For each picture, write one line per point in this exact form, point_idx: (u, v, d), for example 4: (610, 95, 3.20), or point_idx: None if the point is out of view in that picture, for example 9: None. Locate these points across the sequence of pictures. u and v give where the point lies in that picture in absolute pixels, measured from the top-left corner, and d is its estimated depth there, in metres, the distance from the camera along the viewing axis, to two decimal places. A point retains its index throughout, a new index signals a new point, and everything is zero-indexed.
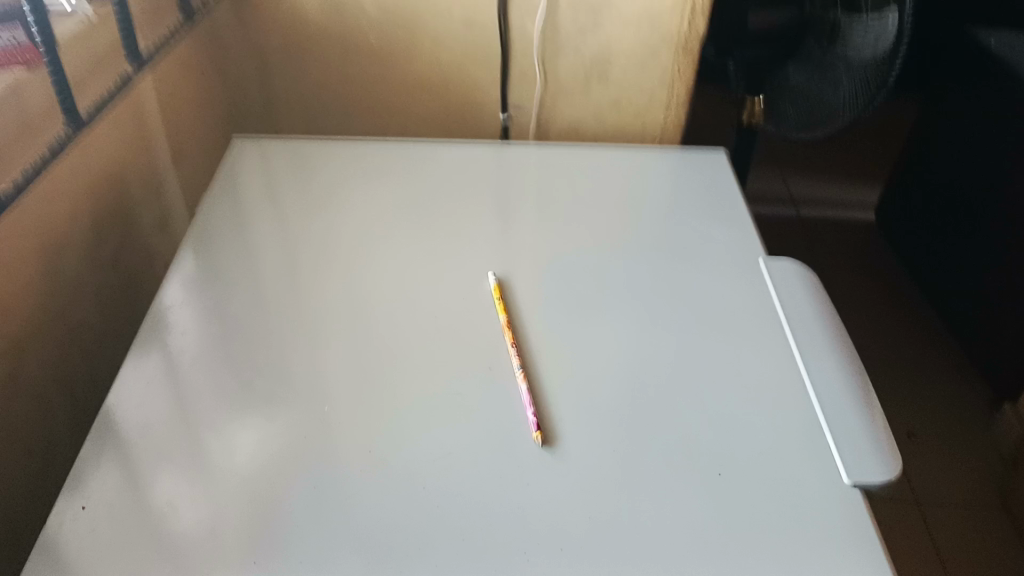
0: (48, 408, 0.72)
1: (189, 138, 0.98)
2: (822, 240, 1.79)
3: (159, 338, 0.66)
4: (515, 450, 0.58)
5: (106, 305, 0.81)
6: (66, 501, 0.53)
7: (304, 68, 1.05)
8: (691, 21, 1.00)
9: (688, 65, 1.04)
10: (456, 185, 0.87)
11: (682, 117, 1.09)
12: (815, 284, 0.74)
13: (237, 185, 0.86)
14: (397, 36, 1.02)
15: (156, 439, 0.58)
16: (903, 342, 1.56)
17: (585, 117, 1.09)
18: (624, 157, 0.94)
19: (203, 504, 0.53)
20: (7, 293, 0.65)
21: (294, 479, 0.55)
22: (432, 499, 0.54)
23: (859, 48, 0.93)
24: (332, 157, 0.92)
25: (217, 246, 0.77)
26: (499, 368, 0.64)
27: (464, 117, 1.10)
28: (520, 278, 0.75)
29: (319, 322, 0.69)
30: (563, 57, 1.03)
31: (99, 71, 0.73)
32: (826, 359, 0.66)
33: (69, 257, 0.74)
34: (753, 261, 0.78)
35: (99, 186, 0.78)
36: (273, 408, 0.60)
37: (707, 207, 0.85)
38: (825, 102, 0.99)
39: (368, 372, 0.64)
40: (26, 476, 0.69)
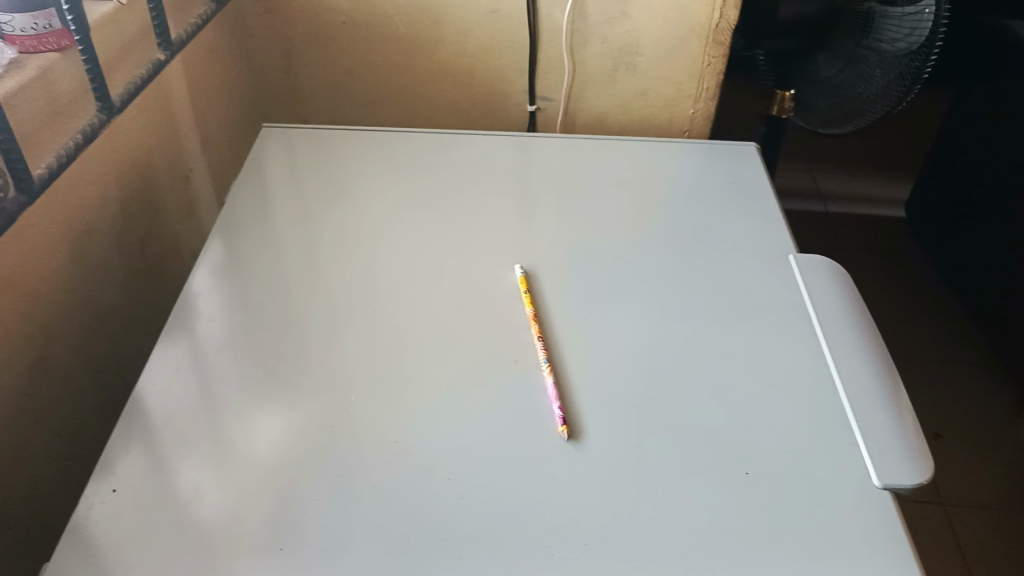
0: (76, 391, 0.72)
1: (213, 125, 0.98)
2: (850, 236, 1.76)
3: (187, 325, 0.66)
4: (539, 443, 0.57)
5: (133, 290, 0.82)
6: (96, 484, 0.54)
7: (330, 57, 1.05)
8: (723, 13, 0.97)
9: (718, 57, 1.02)
10: (481, 176, 0.87)
11: (711, 109, 1.07)
12: (846, 281, 0.73)
13: (265, 173, 0.86)
14: (424, 25, 1.01)
15: (183, 425, 0.58)
16: (930, 340, 1.54)
17: (612, 108, 1.08)
18: (652, 149, 0.93)
19: (229, 491, 0.54)
20: (36, 277, 0.65)
21: (317, 467, 0.55)
22: (455, 491, 0.54)
23: (892, 42, 0.94)
24: (358, 147, 0.91)
25: (245, 234, 0.77)
26: (523, 360, 0.64)
27: (491, 108, 1.09)
28: (546, 271, 0.74)
29: (344, 312, 0.69)
30: (591, 47, 1.02)
31: (127, 56, 0.73)
32: (855, 357, 0.65)
33: (97, 242, 0.74)
34: (781, 257, 0.76)
35: (127, 172, 0.79)
36: (297, 396, 0.61)
37: (735, 201, 0.84)
38: (856, 93, 1.01)
39: (393, 362, 0.64)
40: (55, 458, 0.70)
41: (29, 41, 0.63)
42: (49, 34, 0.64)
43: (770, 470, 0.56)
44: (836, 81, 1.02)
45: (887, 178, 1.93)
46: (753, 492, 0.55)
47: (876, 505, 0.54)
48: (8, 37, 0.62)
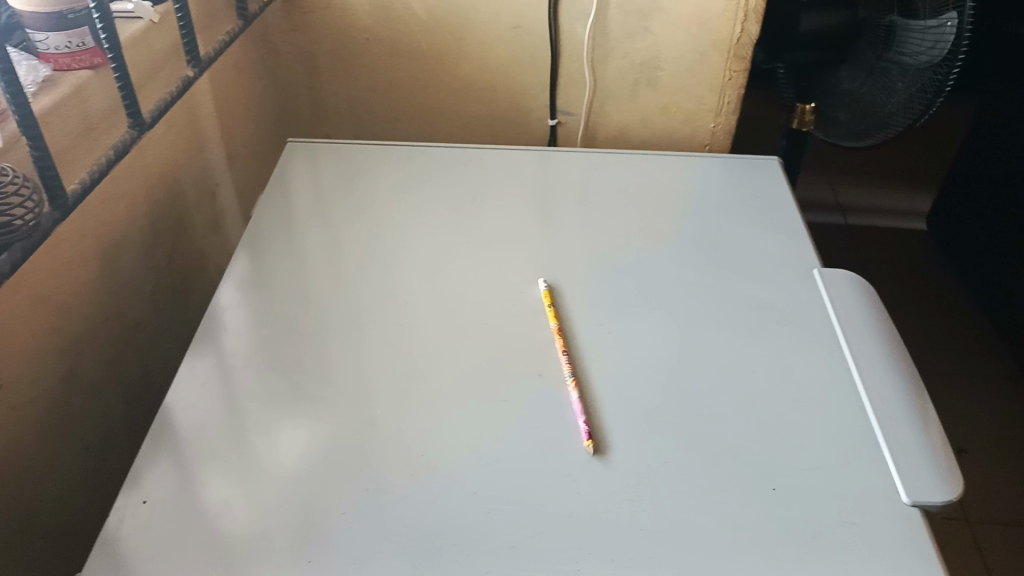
0: (104, 404, 0.73)
1: (238, 140, 0.99)
2: (871, 249, 1.75)
3: (214, 340, 0.67)
4: (563, 458, 0.57)
5: (161, 303, 0.83)
6: (127, 497, 0.55)
7: (354, 72, 1.06)
8: (744, 27, 0.97)
9: (739, 72, 1.02)
10: (503, 190, 0.87)
11: (731, 123, 1.07)
12: (871, 296, 0.72)
13: (290, 188, 0.87)
14: (446, 40, 1.02)
15: (211, 439, 0.59)
16: (955, 355, 1.52)
17: (634, 122, 1.08)
18: (674, 164, 0.93)
19: (257, 504, 0.54)
20: (67, 291, 0.66)
21: (342, 482, 0.56)
22: (481, 505, 0.54)
23: (914, 55, 0.94)
24: (381, 162, 0.92)
25: (270, 249, 0.78)
26: (548, 374, 0.64)
27: (512, 122, 1.10)
28: (571, 285, 0.74)
29: (367, 326, 0.69)
30: (612, 62, 1.02)
31: (156, 73, 0.75)
32: (882, 372, 0.64)
33: (125, 256, 0.75)
34: (805, 271, 0.76)
35: (155, 187, 0.80)
36: (322, 410, 0.61)
37: (759, 216, 0.84)
38: (878, 106, 1.00)
39: (418, 376, 0.64)
40: (84, 470, 0.71)
41: (62, 59, 0.65)
42: (83, 52, 0.66)
43: (797, 486, 0.56)
44: (858, 95, 1.02)
45: (910, 190, 1.92)
46: (780, 508, 0.54)
47: (907, 522, 0.53)
48: (43, 55, 0.64)
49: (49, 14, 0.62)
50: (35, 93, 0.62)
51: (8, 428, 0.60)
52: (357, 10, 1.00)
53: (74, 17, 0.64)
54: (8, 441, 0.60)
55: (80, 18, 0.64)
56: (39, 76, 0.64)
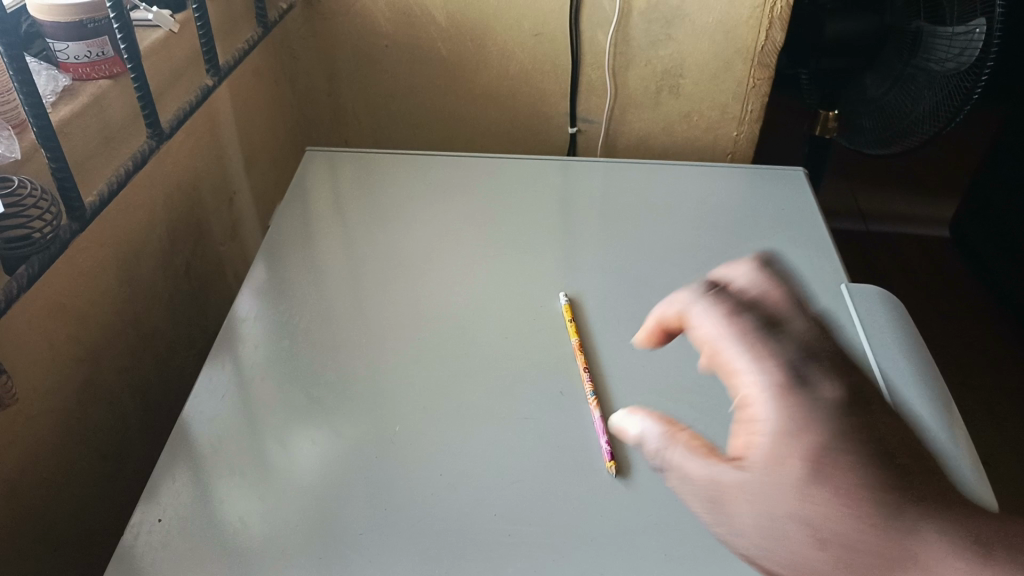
0: (121, 415, 0.73)
1: (257, 148, 0.99)
2: (895, 253, 1.71)
3: (234, 352, 0.66)
4: (587, 480, 0.56)
5: (179, 312, 0.83)
6: (143, 512, 0.54)
7: (373, 79, 1.05)
8: (769, 34, 0.96)
9: (763, 79, 1.01)
10: (523, 200, 0.86)
11: (755, 132, 1.06)
12: (901, 314, 0.71)
13: (308, 197, 0.86)
14: (465, 47, 1.01)
15: (228, 454, 0.58)
16: (982, 361, 1.49)
17: (655, 130, 1.07)
18: (697, 174, 0.92)
19: (273, 522, 0.53)
20: (86, 302, 0.66)
21: (360, 501, 0.54)
22: (503, 528, 0.53)
23: (941, 61, 0.90)
24: (398, 171, 0.91)
25: (289, 259, 0.77)
26: (571, 392, 0.63)
27: (533, 130, 1.09)
28: (592, 298, 0.73)
29: (385, 339, 0.68)
30: (634, 69, 1.01)
31: (176, 82, 0.74)
32: (913, 395, 0.63)
33: (144, 265, 0.75)
34: (832, 286, 0.75)
35: (173, 196, 0.79)
36: (342, 423, 0.60)
37: (785, 229, 0.82)
38: (905, 114, 0.97)
39: (437, 392, 0.63)
40: (101, 482, 0.70)
41: (82, 68, 0.65)
42: (102, 61, 0.66)
43: None
44: (885, 101, 1.00)
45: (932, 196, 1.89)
46: None
47: None
48: (63, 65, 0.64)
49: (69, 23, 0.63)
50: (54, 104, 0.61)
51: (27, 439, 0.60)
52: (376, 17, 0.99)
53: (94, 26, 0.64)
54: (27, 453, 0.60)
55: (101, 27, 0.65)
56: (58, 86, 0.63)
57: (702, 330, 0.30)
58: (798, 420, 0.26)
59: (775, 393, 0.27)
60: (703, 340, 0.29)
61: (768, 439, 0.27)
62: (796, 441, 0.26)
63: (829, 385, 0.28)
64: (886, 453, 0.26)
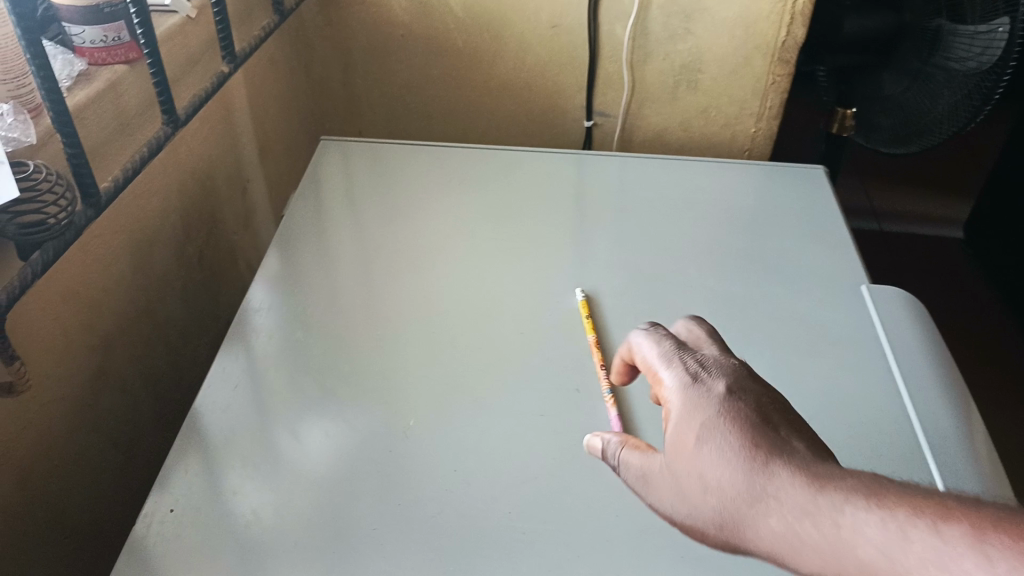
0: (133, 403, 0.72)
1: (271, 136, 0.98)
2: (910, 254, 1.70)
3: (246, 342, 0.66)
4: (604, 478, 0.55)
5: (192, 300, 0.82)
6: (155, 503, 0.53)
7: (388, 69, 1.04)
8: (790, 30, 0.95)
9: (782, 76, 1.00)
10: (539, 194, 0.86)
11: (774, 129, 1.05)
12: (922, 315, 0.70)
13: (322, 187, 0.86)
14: (482, 38, 1.00)
15: (241, 445, 0.57)
16: (996, 365, 1.47)
17: (672, 125, 1.06)
18: (715, 171, 0.91)
19: (285, 514, 0.53)
20: (99, 288, 0.66)
21: (373, 495, 0.54)
22: (518, 526, 0.52)
23: (961, 60, 0.88)
24: (413, 163, 0.91)
25: (302, 250, 0.77)
26: (587, 389, 0.62)
27: (549, 124, 1.08)
28: (609, 294, 0.72)
29: (398, 332, 0.67)
30: (652, 63, 1.00)
31: (192, 70, 0.74)
32: (932, 394, 0.62)
33: (157, 253, 0.74)
34: (853, 287, 0.74)
35: (187, 183, 0.79)
36: (355, 416, 0.60)
37: (804, 227, 0.81)
38: (922, 113, 0.95)
39: (451, 386, 0.62)
40: (113, 469, 0.70)
41: (97, 53, 0.64)
42: (118, 46, 0.65)
43: None
44: (901, 99, 0.98)
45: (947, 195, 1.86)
46: None
47: None
48: (78, 49, 0.64)
49: (87, 8, 0.62)
50: (70, 88, 0.61)
51: (40, 426, 0.60)
52: (393, 6, 0.98)
53: (111, 11, 0.63)
54: (40, 440, 0.60)
55: (117, 12, 0.64)
56: (75, 70, 0.63)
57: (645, 359, 0.48)
58: (695, 405, 0.40)
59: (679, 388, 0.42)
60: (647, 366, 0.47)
61: (675, 419, 0.41)
62: (692, 420, 0.40)
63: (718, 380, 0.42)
64: (766, 421, 0.38)
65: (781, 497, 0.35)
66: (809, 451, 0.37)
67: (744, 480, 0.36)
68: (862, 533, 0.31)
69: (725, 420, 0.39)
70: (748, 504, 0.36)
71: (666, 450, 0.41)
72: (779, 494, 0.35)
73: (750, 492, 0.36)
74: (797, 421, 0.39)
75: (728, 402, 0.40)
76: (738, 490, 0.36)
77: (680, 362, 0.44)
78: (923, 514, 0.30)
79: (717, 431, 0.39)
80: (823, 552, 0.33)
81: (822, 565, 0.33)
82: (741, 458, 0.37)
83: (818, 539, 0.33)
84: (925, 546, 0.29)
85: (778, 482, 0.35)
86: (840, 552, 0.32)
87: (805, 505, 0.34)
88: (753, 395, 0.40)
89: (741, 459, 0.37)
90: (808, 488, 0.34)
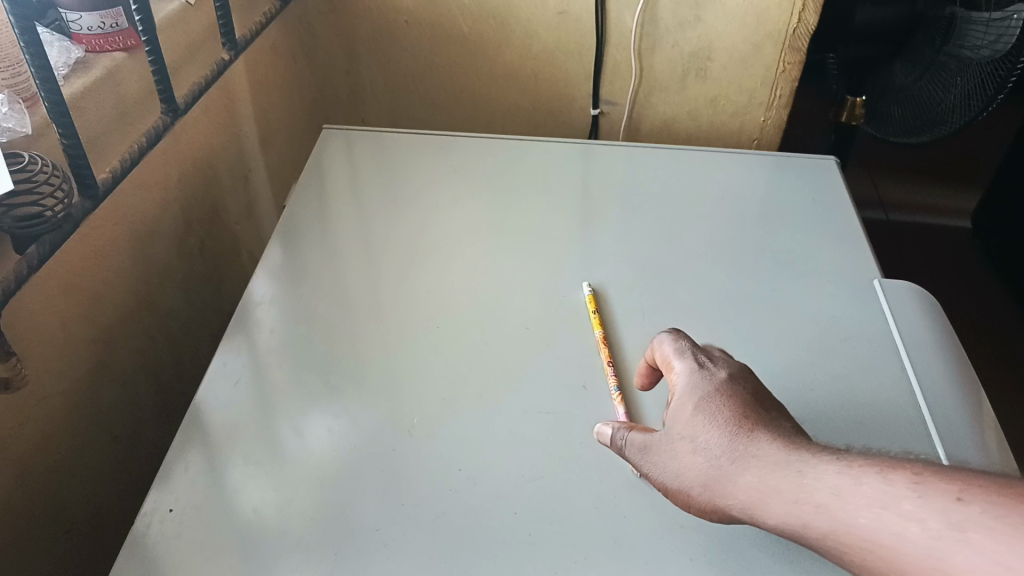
0: (133, 396, 0.71)
1: (273, 124, 0.97)
2: (917, 244, 1.68)
3: (248, 336, 0.65)
4: (612, 477, 0.54)
5: (193, 292, 0.81)
6: (156, 501, 0.52)
7: (391, 56, 1.03)
8: (802, 18, 0.92)
9: (793, 64, 0.98)
10: (545, 186, 0.84)
11: (784, 118, 1.03)
12: (936, 308, 0.69)
13: (325, 177, 0.85)
14: (487, 25, 0.98)
15: (243, 441, 0.56)
16: (1002, 357, 1.46)
17: (680, 114, 1.04)
18: (725, 161, 0.89)
19: (288, 512, 0.52)
20: (99, 281, 0.65)
21: (378, 493, 0.53)
22: (524, 527, 0.51)
23: (975, 48, 0.86)
24: (416, 152, 0.89)
25: (304, 241, 0.75)
26: (594, 386, 0.61)
27: (554, 112, 1.06)
28: (616, 288, 0.71)
29: (402, 326, 0.66)
30: (661, 51, 0.98)
31: (194, 56, 0.72)
32: (946, 391, 0.61)
33: (157, 245, 0.73)
34: (865, 282, 0.72)
35: (188, 173, 0.77)
36: (359, 411, 0.59)
37: (815, 220, 0.80)
38: (935, 103, 0.93)
39: (456, 382, 0.61)
40: (113, 463, 0.69)
41: (95, 40, 0.64)
42: (116, 33, 0.65)
43: None
44: (913, 89, 0.97)
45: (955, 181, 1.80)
46: None
47: None
48: (76, 36, 0.63)
49: None
50: (67, 77, 0.60)
51: (39, 421, 0.59)
52: None
53: None
54: (39, 435, 0.59)
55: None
56: (71, 58, 0.62)
57: (655, 353, 0.57)
58: (702, 389, 0.50)
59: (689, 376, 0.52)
60: (658, 358, 0.56)
61: (681, 397, 0.51)
62: (695, 397, 0.50)
63: (723, 370, 0.51)
64: (757, 404, 0.48)
65: (760, 456, 0.44)
66: (793, 431, 0.47)
67: (730, 443, 0.46)
68: (821, 480, 0.41)
69: (722, 399, 0.48)
70: (730, 462, 0.45)
71: (668, 421, 0.50)
72: (759, 454, 0.44)
73: (735, 452, 0.45)
74: (779, 411, 0.49)
75: (726, 386, 0.49)
76: (724, 451, 0.45)
77: (691, 356, 0.53)
78: (873, 467, 0.40)
79: (714, 407, 0.48)
80: (787, 496, 0.42)
81: (786, 512, 0.42)
82: (730, 426, 0.46)
83: (789, 490, 0.42)
84: (872, 488, 0.38)
85: (759, 446, 0.45)
86: (802, 498, 0.41)
87: (779, 463, 0.43)
88: (748, 385, 0.50)
89: (730, 428, 0.46)
90: (786, 453, 0.44)
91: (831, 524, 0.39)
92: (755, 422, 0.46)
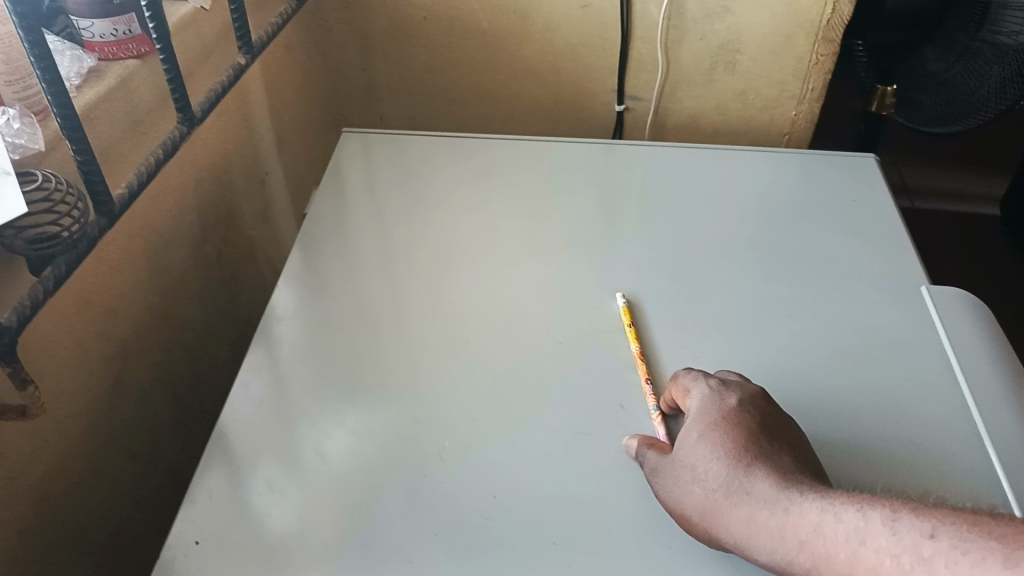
0: (152, 411, 0.70)
1: (289, 125, 0.95)
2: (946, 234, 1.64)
3: (268, 355, 0.62)
4: (652, 503, 0.52)
5: (210, 301, 0.79)
6: (180, 532, 0.50)
7: (409, 53, 1.00)
8: (835, 8, 0.90)
9: (826, 55, 0.95)
10: (571, 189, 0.82)
11: (815, 111, 1.00)
12: (986, 314, 0.66)
13: (344, 183, 0.82)
14: (507, 20, 0.95)
15: (266, 466, 0.54)
16: None
17: (707, 109, 1.01)
18: (757, 161, 0.86)
19: (316, 542, 0.50)
20: (115, 296, 0.63)
21: (409, 522, 0.51)
22: (561, 557, 0.49)
23: (1010, 33, 0.81)
24: (437, 156, 0.86)
25: (324, 252, 0.73)
26: (630, 404, 0.59)
27: (577, 108, 1.03)
28: (649, 297, 0.68)
29: (428, 342, 0.64)
30: (687, 44, 0.95)
31: (208, 62, 0.70)
32: (1000, 403, 0.58)
33: (174, 256, 0.71)
34: (911, 288, 0.69)
35: (203, 180, 0.75)
36: (384, 433, 0.57)
37: (855, 223, 0.77)
38: (969, 92, 0.87)
39: (485, 402, 0.59)
40: (133, 480, 0.67)
41: (107, 47, 0.63)
42: (129, 40, 0.64)
43: None
44: (946, 77, 0.90)
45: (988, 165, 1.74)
46: None
47: None
48: (88, 44, 0.62)
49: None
50: (81, 88, 0.60)
51: (57, 443, 0.57)
52: None
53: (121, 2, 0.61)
54: (57, 458, 0.57)
55: (126, 5, 0.62)
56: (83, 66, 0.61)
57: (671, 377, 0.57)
58: (711, 417, 0.51)
59: (701, 402, 0.52)
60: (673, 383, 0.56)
61: (690, 422, 0.52)
62: (701, 422, 0.51)
63: (732, 397, 0.52)
64: (764, 433, 0.49)
65: (752, 493, 0.45)
66: (795, 464, 0.48)
67: (728, 477, 0.47)
68: (804, 518, 0.42)
69: (726, 428, 0.50)
70: (724, 494, 0.46)
71: (676, 444, 0.52)
72: (751, 489, 0.46)
73: (730, 487, 0.46)
74: (785, 440, 0.50)
75: (734, 414, 0.50)
76: (720, 483, 0.47)
77: (705, 382, 0.54)
78: (854, 504, 0.41)
79: (717, 436, 0.49)
80: (775, 533, 0.43)
81: (773, 548, 0.43)
82: (728, 459, 0.48)
83: (774, 526, 0.43)
84: (852, 524, 0.40)
85: (752, 482, 0.46)
86: (787, 535, 0.43)
87: (770, 501, 0.44)
88: (755, 413, 0.51)
89: (730, 461, 0.47)
90: (777, 490, 0.45)
91: (813, 561, 0.41)
92: (755, 457, 0.47)
